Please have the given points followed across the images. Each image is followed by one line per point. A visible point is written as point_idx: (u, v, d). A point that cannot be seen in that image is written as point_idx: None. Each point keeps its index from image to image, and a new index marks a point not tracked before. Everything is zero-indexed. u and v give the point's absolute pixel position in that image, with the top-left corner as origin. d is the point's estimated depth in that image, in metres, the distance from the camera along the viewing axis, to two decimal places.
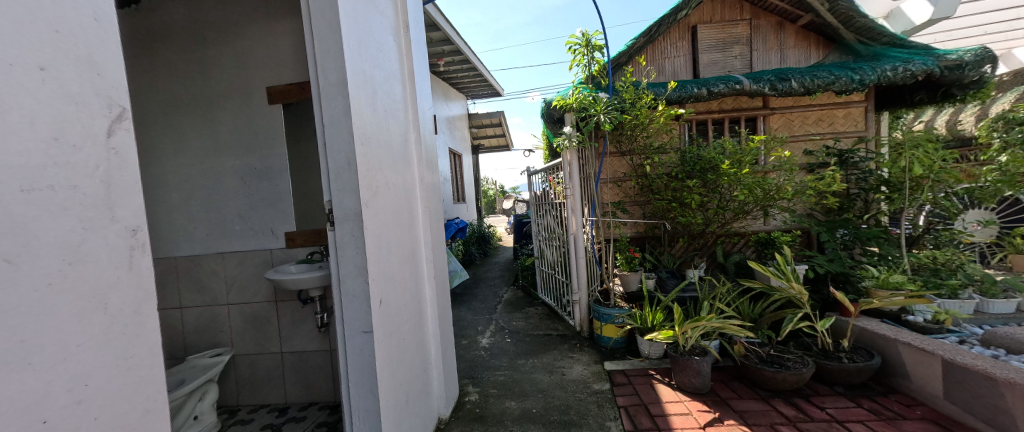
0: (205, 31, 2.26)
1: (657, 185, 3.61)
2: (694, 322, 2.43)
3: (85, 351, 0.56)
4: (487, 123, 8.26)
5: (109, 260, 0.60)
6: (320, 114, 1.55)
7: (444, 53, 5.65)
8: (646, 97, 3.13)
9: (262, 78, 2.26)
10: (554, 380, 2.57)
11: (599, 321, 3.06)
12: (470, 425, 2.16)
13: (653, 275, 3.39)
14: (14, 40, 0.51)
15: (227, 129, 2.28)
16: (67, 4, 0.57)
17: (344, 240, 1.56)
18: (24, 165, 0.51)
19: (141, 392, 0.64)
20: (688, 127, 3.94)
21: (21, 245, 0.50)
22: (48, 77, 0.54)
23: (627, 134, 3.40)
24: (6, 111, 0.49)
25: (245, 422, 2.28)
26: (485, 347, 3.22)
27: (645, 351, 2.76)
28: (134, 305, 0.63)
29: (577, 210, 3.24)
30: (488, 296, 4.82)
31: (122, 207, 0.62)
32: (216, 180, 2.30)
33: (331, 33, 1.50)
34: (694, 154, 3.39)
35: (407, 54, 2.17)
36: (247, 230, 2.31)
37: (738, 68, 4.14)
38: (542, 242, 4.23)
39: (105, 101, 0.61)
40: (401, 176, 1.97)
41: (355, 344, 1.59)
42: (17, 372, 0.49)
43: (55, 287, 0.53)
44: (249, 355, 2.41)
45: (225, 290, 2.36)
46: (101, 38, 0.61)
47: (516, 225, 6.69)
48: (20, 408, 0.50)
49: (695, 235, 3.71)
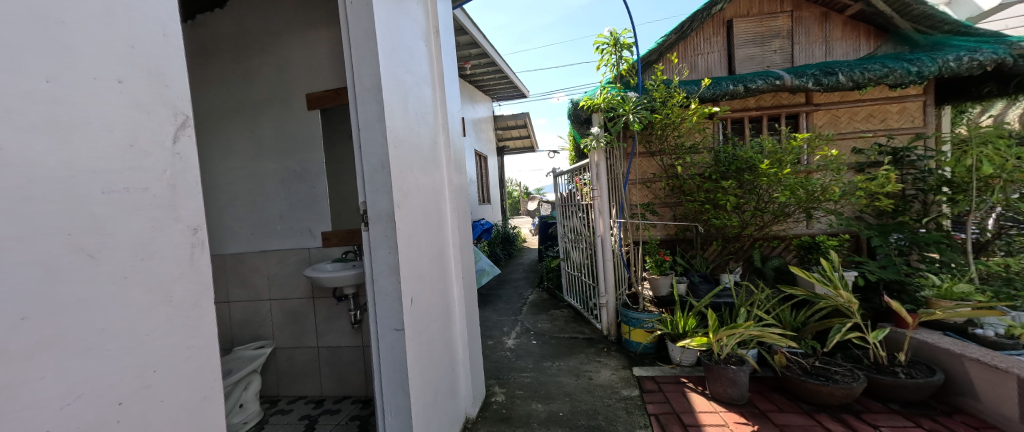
0: (251, 43, 2.41)
1: (688, 186, 3.49)
2: (730, 329, 2.32)
3: (154, 340, 0.61)
4: (513, 125, 8.31)
5: (174, 256, 0.65)
6: (355, 118, 1.61)
7: (470, 57, 5.74)
8: (678, 95, 3.04)
9: (302, 85, 2.38)
10: (581, 384, 2.53)
11: (628, 326, 3.00)
12: (496, 425, 2.17)
13: (685, 279, 3.28)
14: (97, 57, 0.56)
15: (270, 134, 2.42)
16: (138, 21, 0.62)
17: (377, 239, 1.61)
18: (104, 170, 0.56)
19: (200, 380, 0.69)
20: (723, 125, 3.77)
21: (100, 241, 0.55)
22: (124, 88, 0.59)
23: (658, 133, 3.31)
24: (89, 122, 0.54)
25: (285, 412, 2.40)
26: (511, 348, 3.23)
27: (676, 357, 2.67)
28: (193, 299, 0.68)
29: (605, 211, 3.20)
30: (513, 297, 4.83)
31: (185, 208, 0.67)
32: (259, 182, 2.44)
33: (366, 41, 1.56)
34: (729, 154, 3.24)
35: (437, 58, 2.22)
36: (287, 230, 2.44)
37: (778, 63, 3.94)
38: (568, 244, 4.18)
39: (171, 109, 0.66)
40: (431, 178, 2.01)
41: (387, 341, 1.64)
42: (96, 358, 0.54)
43: (129, 280, 0.58)
44: (288, 348, 2.54)
45: (267, 286, 2.50)
46: (168, 52, 0.67)
47: (541, 227, 6.68)
48: (98, 390, 0.54)
49: (729, 238, 3.55)
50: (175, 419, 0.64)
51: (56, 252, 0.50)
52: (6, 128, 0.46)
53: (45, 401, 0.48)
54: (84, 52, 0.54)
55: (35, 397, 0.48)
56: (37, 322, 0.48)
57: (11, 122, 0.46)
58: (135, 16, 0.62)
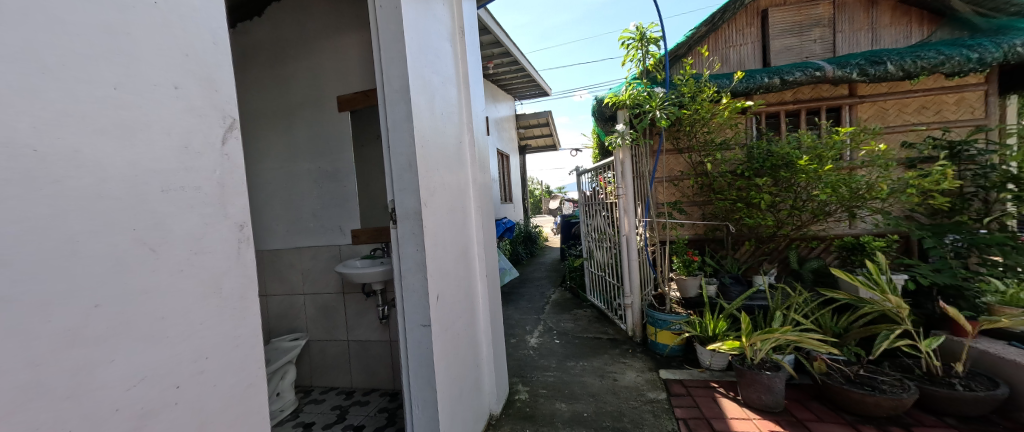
0: (286, 48, 2.52)
1: (719, 185, 3.34)
2: (765, 333, 2.22)
3: (206, 329, 0.65)
4: (535, 123, 8.28)
5: (223, 251, 0.69)
6: (384, 119, 1.65)
7: (493, 56, 5.76)
8: (708, 90, 2.95)
9: (333, 87, 2.46)
10: (605, 385, 2.50)
11: (654, 327, 2.93)
12: (520, 423, 2.18)
13: (715, 280, 3.16)
14: (157, 65, 0.60)
15: (304, 136, 2.52)
16: (192, 29, 0.66)
17: (405, 236, 1.65)
18: (164, 169, 0.60)
19: (247, 367, 0.73)
20: (756, 120, 3.59)
21: (160, 236, 0.59)
22: (180, 94, 0.63)
23: (686, 130, 3.20)
24: (151, 125, 0.58)
25: (317, 402, 2.51)
26: (533, 347, 3.23)
27: (705, 361, 2.59)
28: (240, 291, 0.72)
29: (630, 210, 3.14)
30: (535, 296, 4.82)
31: (232, 205, 0.71)
32: (294, 182, 2.55)
33: (395, 43, 1.60)
34: (763, 150, 3.09)
35: (462, 58, 2.25)
36: (320, 227, 2.54)
37: (818, 53, 3.72)
38: (592, 243, 4.13)
39: (220, 113, 0.70)
40: (456, 176, 2.04)
41: (414, 336, 1.68)
42: (158, 344, 0.58)
43: (185, 272, 0.62)
44: (320, 340, 2.65)
45: (301, 281, 2.62)
46: (218, 58, 0.71)
47: (564, 226, 6.63)
48: (161, 373, 0.58)
49: (763, 238, 3.39)
50: (224, 403, 0.68)
51: (124, 246, 0.54)
52: (80, 132, 0.50)
53: (115, 382, 0.52)
54: (146, 60, 0.58)
55: (106, 378, 0.51)
56: (108, 309, 0.52)
57: (85, 126, 0.50)
58: (189, 26, 0.66)
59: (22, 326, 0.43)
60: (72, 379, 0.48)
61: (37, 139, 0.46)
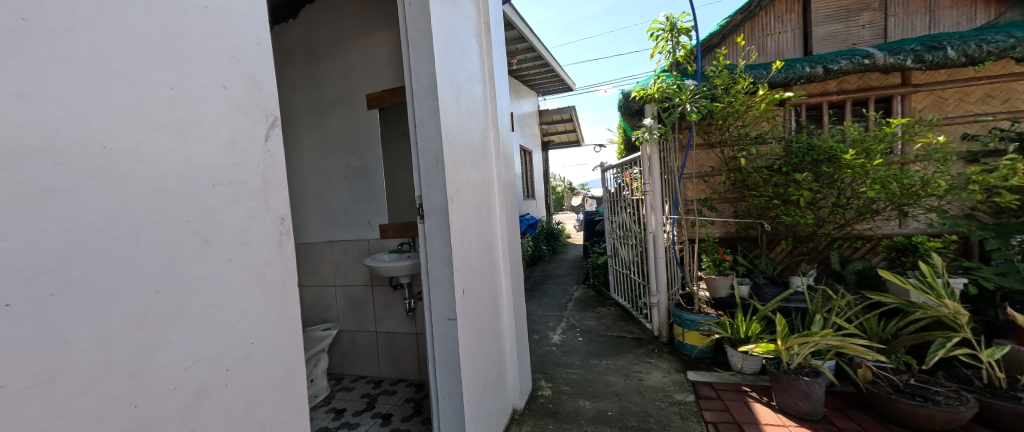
0: (319, 49, 2.62)
1: (754, 181, 3.18)
2: (803, 337, 2.11)
3: (252, 315, 0.69)
4: (558, 119, 8.20)
5: (266, 243, 0.72)
6: (412, 115, 1.68)
7: (517, 52, 5.73)
8: (743, 81, 2.82)
9: (362, 86, 2.53)
10: (630, 385, 2.46)
11: (682, 327, 2.84)
12: (543, 419, 2.18)
13: (748, 280, 3.02)
14: (207, 66, 0.63)
15: (335, 133, 2.61)
16: (236, 30, 0.69)
17: (432, 232, 1.68)
18: (214, 165, 0.63)
19: (289, 353, 0.77)
20: (796, 113, 3.38)
21: (210, 227, 0.62)
22: (227, 93, 0.66)
23: (718, 123, 3.07)
24: (203, 123, 0.62)
25: (348, 389, 2.61)
26: (556, 344, 3.22)
27: (736, 364, 2.49)
28: (282, 281, 0.76)
29: (657, 207, 3.06)
30: (558, 293, 4.80)
31: (275, 199, 0.75)
32: (326, 178, 2.65)
33: (423, 41, 1.62)
34: (803, 143, 2.92)
35: (487, 54, 2.25)
36: (349, 222, 2.63)
37: (867, 39, 3.46)
38: (617, 240, 4.05)
39: (264, 111, 0.74)
40: (481, 172, 2.05)
41: (440, 329, 1.71)
42: (210, 328, 0.61)
43: (234, 262, 0.66)
44: (351, 331, 2.75)
45: (332, 274, 2.72)
46: (261, 59, 0.74)
47: (588, 224, 6.54)
48: (214, 355, 0.62)
49: (802, 238, 3.20)
50: (268, 385, 0.72)
51: (180, 236, 0.57)
52: (142, 130, 0.53)
53: (174, 363, 0.56)
54: (198, 61, 0.62)
55: (166, 359, 0.55)
56: (168, 295, 0.56)
57: (146, 124, 0.54)
58: (236, 28, 0.69)
59: (92, 309, 0.47)
60: (138, 359, 0.52)
61: (105, 135, 0.49)
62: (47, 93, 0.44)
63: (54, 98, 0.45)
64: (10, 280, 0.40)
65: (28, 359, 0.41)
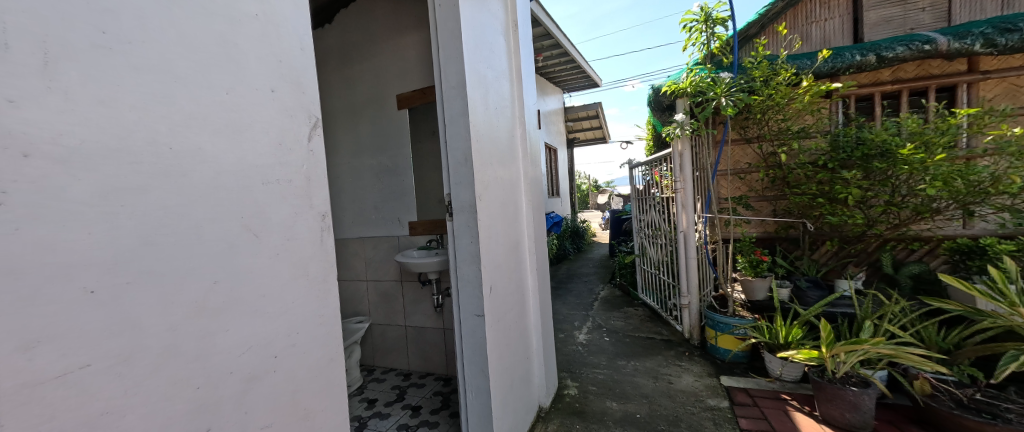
0: (352, 51, 2.71)
1: (795, 178, 3.00)
2: (851, 345, 1.98)
3: (297, 306, 0.72)
4: (584, 116, 8.07)
5: (309, 238, 0.76)
6: (442, 114, 1.70)
7: (543, 49, 5.69)
8: (785, 72, 2.67)
9: (393, 86, 2.60)
10: (659, 388, 2.39)
11: (715, 330, 2.74)
12: (570, 418, 2.17)
13: (788, 283, 2.84)
14: (256, 71, 0.67)
15: (367, 133, 2.70)
16: (282, 36, 0.73)
17: (460, 229, 1.70)
18: (263, 164, 0.67)
19: (330, 343, 0.80)
20: (844, 104, 3.15)
21: (260, 223, 0.66)
22: (276, 97, 0.70)
23: (756, 117, 2.92)
24: (254, 125, 0.66)
25: (379, 380, 2.71)
26: (582, 343, 3.19)
27: (775, 370, 2.36)
28: (323, 274, 0.79)
29: (689, 205, 2.96)
30: (583, 292, 4.75)
31: (318, 198, 0.79)
32: (358, 177, 2.76)
33: (452, 40, 1.64)
34: (852, 137, 2.72)
35: (515, 52, 2.25)
36: (380, 219, 2.72)
37: (927, 23, 3.18)
38: (645, 239, 3.96)
39: (307, 113, 0.77)
40: (508, 170, 2.06)
41: (468, 326, 1.73)
42: (262, 317, 0.66)
43: (281, 256, 0.70)
44: (381, 324, 2.85)
45: (364, 269, 2.82)
46: (305, 62, 0.78)
47: (614, 222, 6.41)
48: (263, 343, 0.66)
49: (849, 238, 2.99)
50: (311, 373, 0.75)
51: (234, 231, 0.61)
52: (203, 132, 0.57)
53: (230, 349, 0.60)
54: (249, 67, 0.66)
55: (224, 345, 0.59)
56: (224, 285, 0.60)
57: (206, 127, 0.58)
58: (282, 34, 0.73)
59: (163, 296, 0.51)
60: (200, 343, 0.56)
61: (172, 137, 0.53)
62: (124, 99, 0.48)
63: (130, 104, 0.49)
64: (93, 269, 0.45)
65: (109, 342, 0.46)
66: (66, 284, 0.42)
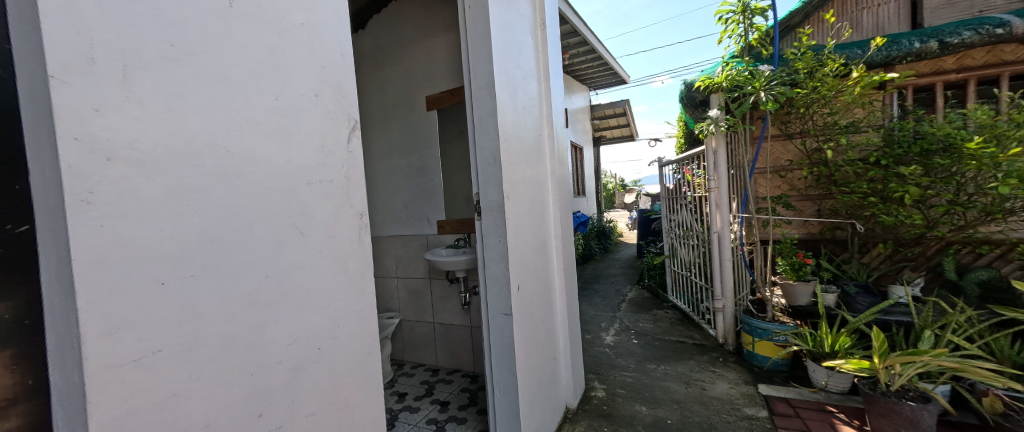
0: (384, 55, 2.79)
1: (843, 176, 2.80)
2: (908, 356, 1.83)
3: (338, 301, 0.76)
4: (611, 114, 7.92)
5: (348, 236, 0.79)
6: (471, 114, 1.72)
7: (569, 46, 5.63)
8: (832, 63, 2.50)
9: (423, 88, 2.66)
10: (692, 394, 2.31)
11: (752, 336, 2.60)
12: (597, 420, 2.14)
13: (834, 288, 2.66)
14: (302, 78, 0.70)
15: (397, 135, 2.78)
16: (324, 42, 0.76)
17: (488, 228, 1.72)
18: (308, 165, 0.70)
19: (368, 337, 0.83)
20: (899, 96, 2.90)
21: (305, 221, 0.69)
22: (319, 101, 0.74)
23: (799, 112, 2.75)
24: (300, 128, 0.69)
25: (409, 375, 2.78)
26: (609, 345, 3.14)
27: (819, 380, 2.22)
28: (361, 271, 0.82)
29: (723, 205, 2.83)
30: (610, 293, 4.67)
31: (356, 197, 0.81)
32: (389, 177, 2.84)
33: (482, 41, 1.65)
34: (909, 131, 2.50)
35: (543, 51, 2.24)
36: (410, 218, 2.79)
37: (998, 5, 2.89)
38: (676, 240, 3.83)
39: (347, 116, 0.80)
40: (536, 169, 2.05)
41: (496, 324, 1.74)
42: (307, 310, 0.69)
43: (323, 253, 0.73)
44: (410, 320, 2.93)
45: (394, 266, 2.91)
46: (345, 67, 0.81)
47: (643, 222, 6.26)
48: (308, 336, 0.69)
49: (905, 241, 2.77)
50: (351, 364, 0.78)
51: (283, 229, 0.65)
52: (255, 136, 0.61)
53: (279, 339, 0.64)
54: (295, 74, 0.69)
55: (274, 336, 0.63)
56: (274, 279, 0.63)
57: (258, 131, 0.61)
58: (324, 41, 0.76)
59: (222, 288, 0.55)
60: (253, 333, 0.60)
61: (229, 141, 0.57)
62: (188, 106, 0.52)
63: (194, 111, 0.53)
64: (163, 263, 0.49)
65: (176, 329, 0.50)
66: (141, 276, 0.46)
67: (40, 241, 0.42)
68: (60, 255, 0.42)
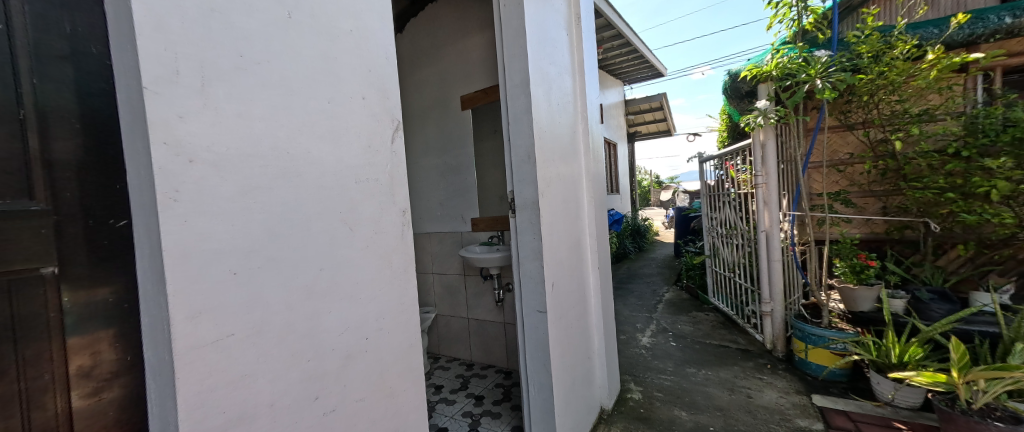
0: (420, 58, 2.87)
1: (913, 170, 2.53)
2: (995, 370, 1.62)
3: (383, 294, 0.79)
4: (647, 108, 7.65)
5: (392, 232, 0.82)
6: (506, 112, 1.73)
7: (603, 40, 5.49)
8: (903, 45, 2.26)
9: (457, 89, 2.71)
10: (736, 401, 2.20)
11: (805, 343, 2.42)
12: (634, 423, 2.09)
13: (903, 292, 2.39)
14: (351, 81, 0.74)
15: (433, 135, 2.85)
16: (370, 46, 0.79)
17: (524, 226, 1.72)
18: (356, 165, 0.74)
19: (411, 330, 0.86)
20: (985, 79, 2.58)
21: (353, 217, 0.73)
22: (366, 104, 0.77)
23: (862, 100, 2.52)
24: (349, 129, 0.73)
25: (445, 368, 2.86)
26: (646, 347, 3.05)
27: (885, 394, 2.03)
28: (405, 266, 0.85)
29: (772, 202, 2.66)
30: (645, 294, 4.53)
31: (400, 195, 0.84)
32: (425, 176, 2.93)
33: (517, 39, 1.66)
34: (997, 118, 2.21)
35: (578, 46, 2.21)
36: (445, 215, 2.85)
37: None
38: (718, 239, 3.65)
39: (391, 117, 0.83)
40: (570, 166, 2.03)
41: (531, 321, 1.74)
42: (356, 302, 0.73)
43: (369, 248, 0.77)
44: (446, 315, 3.00)
45: (430, 262, 2.99)
46: (389, 69, 0.83)
47: (681, 221, 6.01)
48: (357, 326, 0.73)
49: (990, 242, 2.44)
50: (395, 355, 0.82)
51: (335, 225, 0.69)
52: (311, 139, 0.65)
53: (333, 329, 0.68)
54: (344, 77, 0.73)
55: (327, 325, 0.67)
56: (328, 272, 0.67)
57: (312, 133, 0.65)
58: (370, 45, 0.79)
59: (283, 280, 0.60)
60: (310, 322, 0.64)
61: (288, 143, 0.61)
62: (254, 112, 0.56)
63: (260, 116, 0.57)
64: (235, 256, 0.53)
65: (246, 315, 0.55)
66: (217, 267, 0.51)
67: (137, 234, 0.48)
68: (151, 247, 0.48)
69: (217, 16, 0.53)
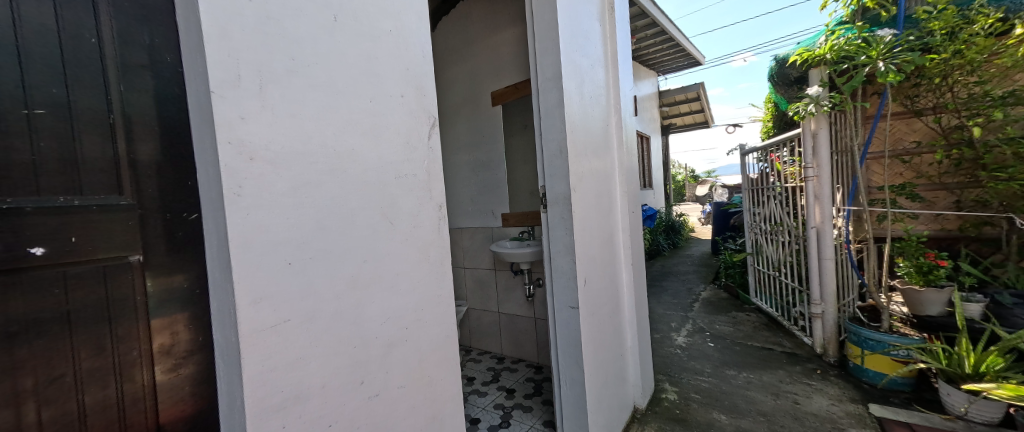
0: (452, 56, 2.92)
1: (995, 159, 2.27)
2: None
3: (422, 286, 0.82)
4: (682, 99, 7.34)
5: (430, 226, 0.85)
6: (537, 106, 1.72)
7: (636, 30, 5.31)
8: (985, 19, 2.01)
9: (488, 85, 2.73)
10: (781, 406, 2.08)
11: (861, 348, 2.24)
12: (669, 424, 2.03)
13: (980, 296, 2.16)
14: (390, 79, 0.76)
15: (464, 131, 2.89)
16: (408, 45, 0.82)
17: (555, 221, 1.71)
18: (396, 161, 0.77)
19: (448, 321, 0.89)
20: None
21: (394, 212, 0.76)
22: (404, 102, 0.79)
23: (933, 82, 2.28)
24: (389, 127, 0.75)
25: (476, 361, 2.91)
26: (681, 346, 2.95)
27: (957, 407, 1.84)
28: (441, 259, 0.88)
29: (824, 196, 2.47)
30: (681, 292, 4.38)
31: (437, 190, 0.87)
32: (456, 172, 2.98)
33: (548, 32, 1.64)
34: None
35: (611, 37, 2.15)
36: (476, 211, 2.90)
37: None
38: (761, 236, 3.45)
39: (427, 114, 0.85)
40: (603, 160, 1.99)
41: (563, 317, 1.74)
42: (397, 293, 0.76)
43: (409, 241, 0.79)
44: (477, 308, 3.06)
45: (462, 256, 3.05)
46: (425, 67, 0.85)
47: (719, 217, 5.73)
48: (397, 316, 0.76)
49: None
50: (432, 344, 0.85)
51: (376, 219, 0.72)
52: (354, 136, 0.68)
53: (375, 318, 0.71)
54: (384, 75, 0.75)
55: (371, 313, 0.70)
56: (370, 263, 0.71)
57: (356, 131, 0.68)
58: (409, 44, 0.82)
59: (330, 270, 0.63)
60: (356, 310, 0.68)
61: (334, 140, 0.65)
62: (305, 112, 0.60)
63: (309, 115, 0.61)
64: (288, 247, 0.57)
65: (299, 302, 0.59)
66: (274, 258, 0.55)
67: (207, 227, 0.53)
68: (219, 239, 0.53)
69: (272, 22, 0.56)
